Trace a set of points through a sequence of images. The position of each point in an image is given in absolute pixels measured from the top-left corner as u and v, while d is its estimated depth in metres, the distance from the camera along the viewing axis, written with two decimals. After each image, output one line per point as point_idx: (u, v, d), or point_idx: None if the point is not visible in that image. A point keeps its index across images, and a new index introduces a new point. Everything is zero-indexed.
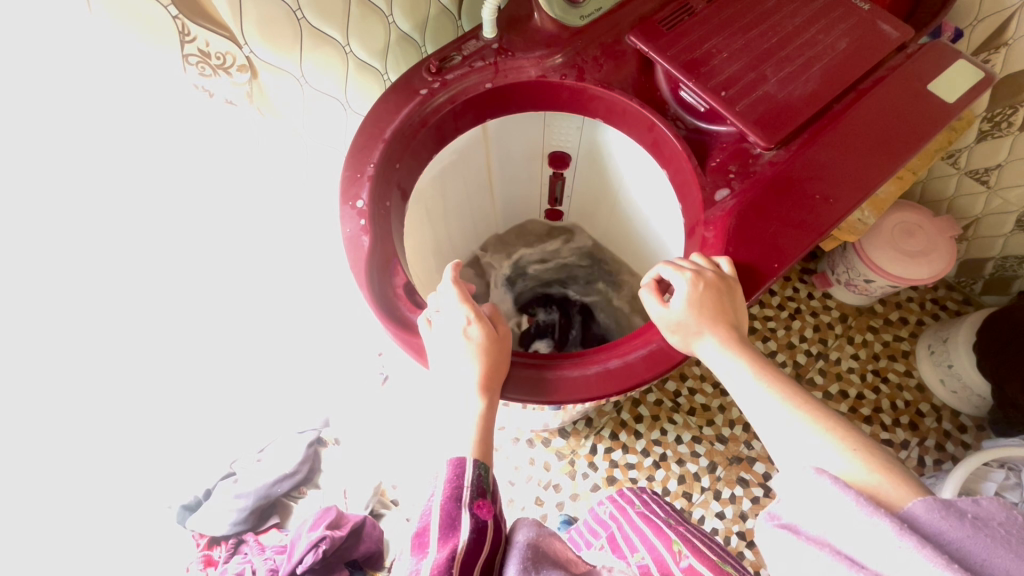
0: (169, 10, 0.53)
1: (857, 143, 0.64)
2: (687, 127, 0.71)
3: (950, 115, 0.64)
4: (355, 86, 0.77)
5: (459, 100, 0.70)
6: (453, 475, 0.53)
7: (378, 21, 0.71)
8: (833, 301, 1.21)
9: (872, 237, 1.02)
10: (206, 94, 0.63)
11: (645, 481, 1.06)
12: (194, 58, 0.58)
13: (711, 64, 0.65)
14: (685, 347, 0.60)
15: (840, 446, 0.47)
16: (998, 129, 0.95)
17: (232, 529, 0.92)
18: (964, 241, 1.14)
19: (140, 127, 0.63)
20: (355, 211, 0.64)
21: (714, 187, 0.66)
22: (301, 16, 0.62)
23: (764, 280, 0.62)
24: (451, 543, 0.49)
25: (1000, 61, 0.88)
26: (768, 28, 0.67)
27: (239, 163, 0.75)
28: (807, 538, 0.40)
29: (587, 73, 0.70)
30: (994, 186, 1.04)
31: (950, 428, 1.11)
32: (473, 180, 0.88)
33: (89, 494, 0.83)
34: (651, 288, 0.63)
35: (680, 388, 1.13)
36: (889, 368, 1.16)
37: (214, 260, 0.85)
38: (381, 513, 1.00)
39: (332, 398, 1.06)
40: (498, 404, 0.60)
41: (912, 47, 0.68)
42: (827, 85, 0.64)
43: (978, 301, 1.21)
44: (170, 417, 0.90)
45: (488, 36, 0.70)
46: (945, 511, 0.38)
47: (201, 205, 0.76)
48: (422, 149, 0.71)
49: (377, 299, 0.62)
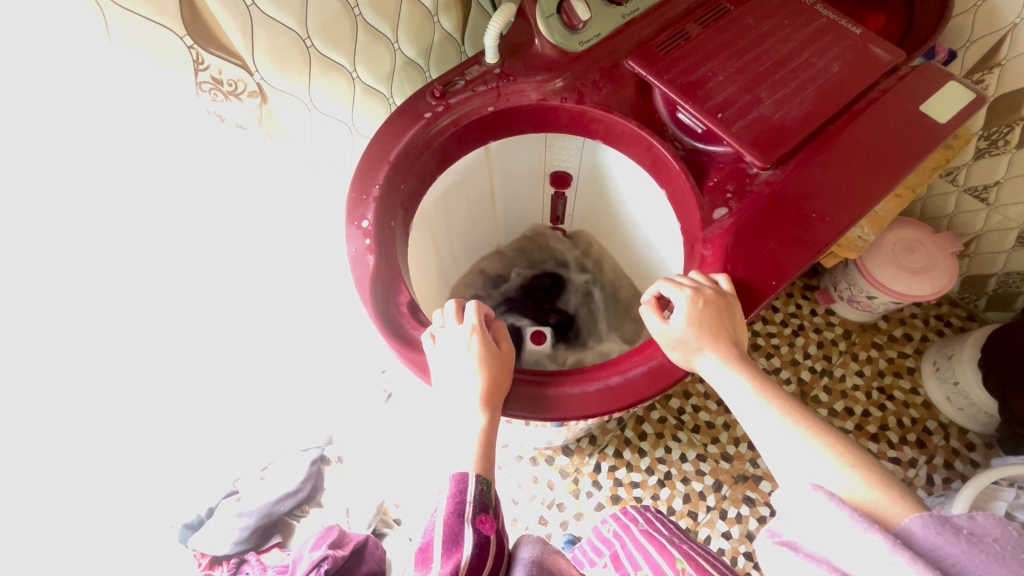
0: (184, 40, 0.56)
1: (853, 163, 0.66)
2: (685, 148, 0.73)
3: (943, 136, 0.66)
4: (361, 110, 0.79)
5: (462, 123, 0.72)
6: (456, 490, 0.54)
7: (384, 47, 0.73)
8: (836, 317, 1.22)
9: (873, 253, 1.03)
10: (218, 119, 0.65)
11: (650, 500, 1.06)
12: (208, 85, 0.61)
13: (708, 87, 0.67)
14: (685, 364, 0.60)
15: (838, 462, 0.47)
16: (995, 147, 0.96)
17: (235, 548, 0.92)
18: (965, 257, 1.15)
19: (153, 153, 0.65)
20: (361, 230, 0.66)
21: (712, 206, 0.68)
22: (310, 45, 0.65)
23: (763, 297, 0.63)
24: (455, 557, 0.50)
25: (994, 81, 0.89)
26: (762, 52, 0.69)
27: (247, 187, 0.77)
28: (806, 555, 0.40)
29: (586, 96, 0.72)
30: (994, 204, 1.04)
31: (959, 446, 1.10)
32: (476, 200, 0.90)
33: (101, 515, 0.83)
34: (652, 305, 0.63)
35: (684, 405, 1.13)
36: (894, 386, 1.16)
37: (222, 281, 0.86)
38: (383, 532, 1.01)
39: (335, 418, 1.08)
40: (500, 420, 0.60)
41: (904, 69, 0.70)
42: (822, 106, 0.65)
43: (982, 317, 1.21)
44: (176, 437, 0.90)
45: (490, 62, 0.72)
46: (940, 527, 0.38)
47: (210, 228, 0.78)
48: (426, 170, 0.73)
49: (381, 317, 0.63)
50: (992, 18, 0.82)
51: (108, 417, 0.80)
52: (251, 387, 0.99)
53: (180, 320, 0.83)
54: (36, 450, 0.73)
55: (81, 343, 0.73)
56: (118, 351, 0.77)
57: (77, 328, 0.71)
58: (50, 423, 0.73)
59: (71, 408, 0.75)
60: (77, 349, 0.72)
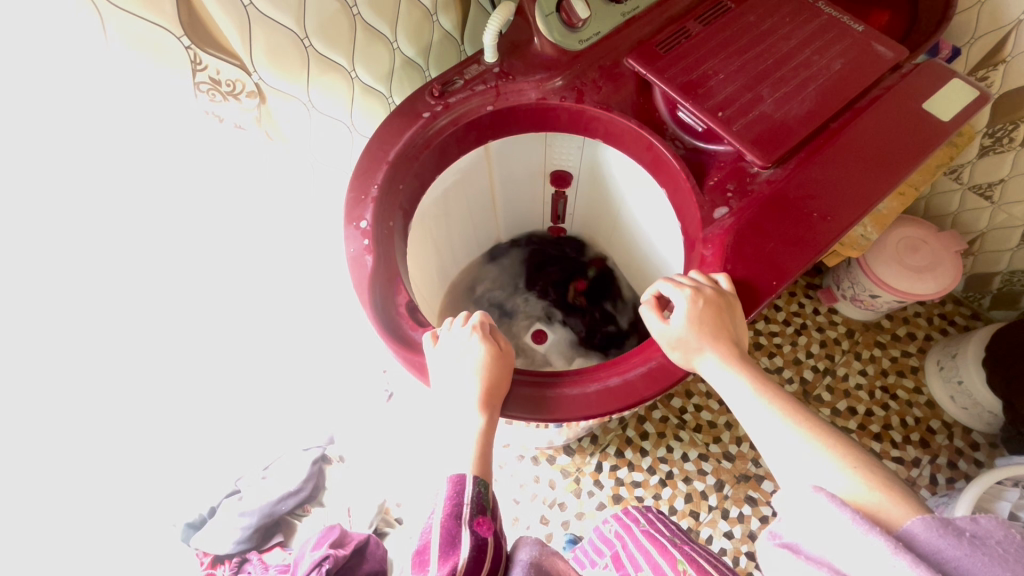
0: (182, 41, 0.56)
1: (854, 161, 0.65)
2: (685, 147, 0.72)
3: (946, 134, 0.65)
4: (360, 110, 0.79)
5: (461, 122, 0.71)
6: (453, 492, 0.54)
7: (383, 47, 0.73)
8: (839, 316, 1.21)
9: (876, 252, 1.02)
10: (216, 119, 0.65)
11: (651, 500, 1.06)
12: (206, 86, 0.61)
13: (708, 85, 0.66)
14: (686, 364, 0.60)
15: (840, 463, 0.47)
16: (999, 144, 0.96)
17: (236, 547, 0.92)
18: (969, 255, 1.15)
19: (152, 154, 0.65)
20: (359, 231, 0.65)
21: (712, 205, 0.67)
22: (309, 44, 0.64)
23: (763, 297, 0.62)
24: (452, 560, 0.49)
25: (998, 78, 0.88)
26: (763, 51, 0.69)
27: (246, 188, 0.77)
28: (807, 558, 0.40)
29: (586, 95, 0.72)
30: (998, 202, 1.03)
31: (962, 445, 1.10)
32: (476, 200, 0.89)
33: (102, 515, 0.83)
34: (651, 304, 0.63)
35: (685, 404, 1.13)
36: (898, 385, 1.15)
37: (222, 281, 0.86)
38: (385, 531, 1.01)
39: (339, 419, 1.08)
40: (498, 422, 0.60)
41: (906, 67, 0.69)
42: (823, 104, 0.65)
43: (987, 315, 1.21)
44: (177, 438, 0.90)
45: (489, 61, 0.71)
46: (943, 529, 0.38)
47: (210, 229, 0.78)
48: (425, 171, 0.72)
49: (379, 318, 0.63)
50: (996, 15, 0.82)
51: (108, 418, 0.80)
52: (252, 386, 0.99)
53: (181, 320, 0.83)
54: (36, 451, 0.73)
55: (79, 344, 0.72)
56: (117, 352, 0.77)
57: (77, 329, 0.71)
58: (51, 424, 0.73)
59: (72, 409, 0.75)
60: (77, 350, 0.72)
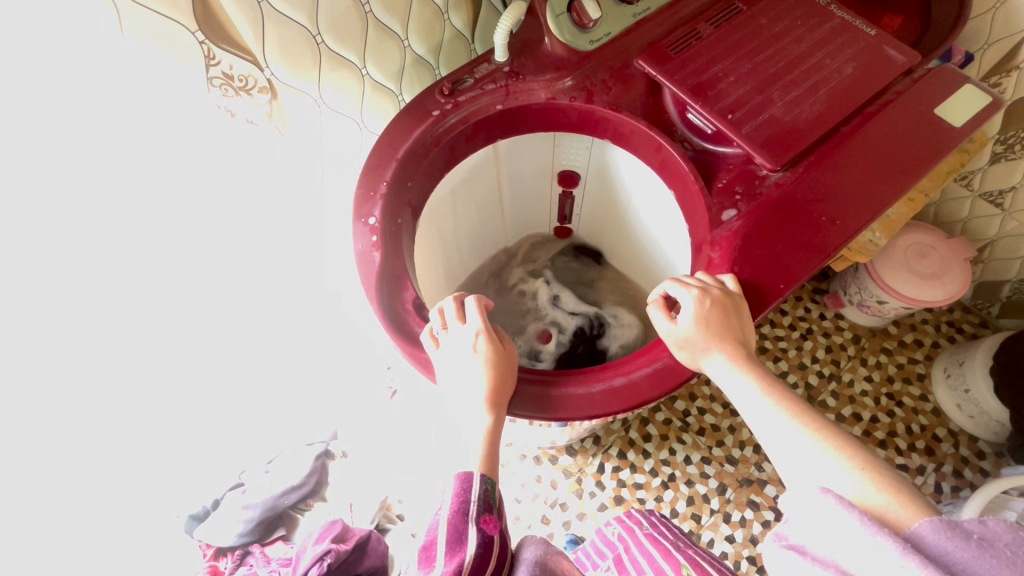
0: (195, 36, 0.56)
1: (863, 164, 0.65)
2: (694, 149, 0.73)
3: (958, 140, 0.65)
4: (370, 106, 0.79)
5: (470, 121, 0.71)
6: (460, 489, 0.54)
7: (394, 45, 0.73)
8: (846, 322, 1.21)
9: (884, 257, 1.01)
10: (228, 114, 0.65)
11: (653, 502, 1.05)
12: (218, 80, 0.61)
13: (719, 87, 0.66)
14: (693, 364, 0.60)
15: (847, 465, 0.47)
16: (1011, 151, 0.95)
17: (238, 540, 0.93)
18: (980, 263, 1.14)
19: (162, 148, 0.65)
20: (367, 227, 0.66)
21: (721, 208, 0.67)
22: (320, 41, 0.65)
23: (769, 299, 0.62)
24: (458, 556, 0.49)
25: (1011, 84, 0.88)
26: (774, 53, 0.68)
27: (256, 184, 0.78)
28: (813, 559, 0.40)
29: (595, 96, 0.72)
30: (1009, 209, 1.03)
31: (968, 454, 1.09)
32: (484, 198, 0.90)
33: (105, 506, 0.83)
34: (659, 304, 0.63)
35: (689, 407, 1.13)
36: (904, 392, 1.14)
37: (230, 277, 0.87)
38: (386, 527, 1.02)
39: (340, 411, 1.08)
40: (505, 420, 0.60)
41: (918, 72, 0.69)
42: (833, 109, 0.65)
43: (995, 324, 1.20)
44: (180, 430, 0.91)
45: (499, 60, 0.71)
46: (951, 531, 0.37)
47: (219, 224, 0.79)
48: (433, 168, 0.72)
49: (386, 313, 0.64)
50: (1009, 21, 0.81)
51: (112, 409, 0.80)
52: (255, 382, 1.00)
53: (187, 314, 0.84)
54: (39, 441, 0.73)
55: (85, 335, 0.73)
56: (122, 344, 0.78)
57: (80, 320, 0.71)
58: (53, 415, 0.74)
59: (74, 400, 0.75)
60: (79, 342, 0.73)
